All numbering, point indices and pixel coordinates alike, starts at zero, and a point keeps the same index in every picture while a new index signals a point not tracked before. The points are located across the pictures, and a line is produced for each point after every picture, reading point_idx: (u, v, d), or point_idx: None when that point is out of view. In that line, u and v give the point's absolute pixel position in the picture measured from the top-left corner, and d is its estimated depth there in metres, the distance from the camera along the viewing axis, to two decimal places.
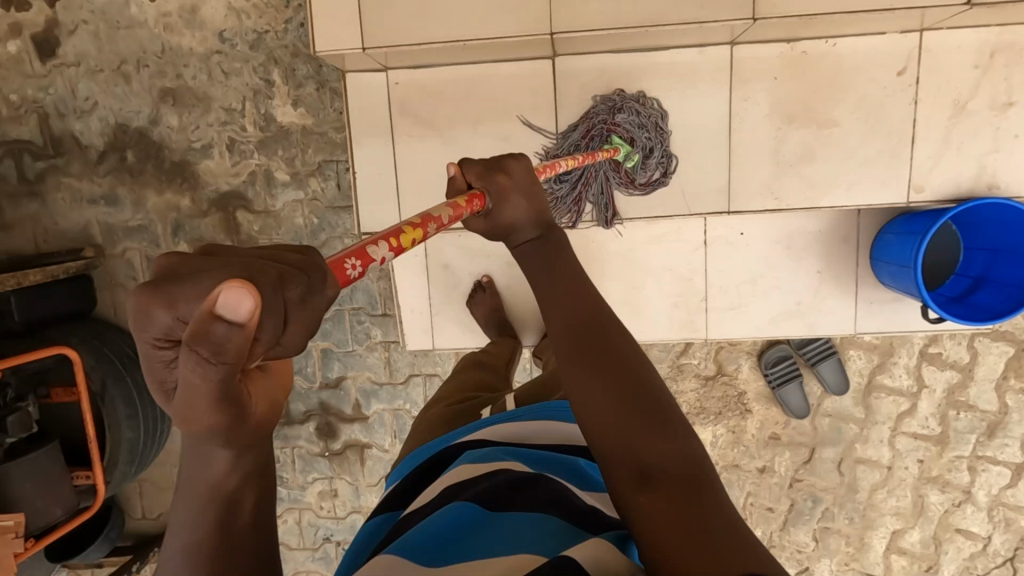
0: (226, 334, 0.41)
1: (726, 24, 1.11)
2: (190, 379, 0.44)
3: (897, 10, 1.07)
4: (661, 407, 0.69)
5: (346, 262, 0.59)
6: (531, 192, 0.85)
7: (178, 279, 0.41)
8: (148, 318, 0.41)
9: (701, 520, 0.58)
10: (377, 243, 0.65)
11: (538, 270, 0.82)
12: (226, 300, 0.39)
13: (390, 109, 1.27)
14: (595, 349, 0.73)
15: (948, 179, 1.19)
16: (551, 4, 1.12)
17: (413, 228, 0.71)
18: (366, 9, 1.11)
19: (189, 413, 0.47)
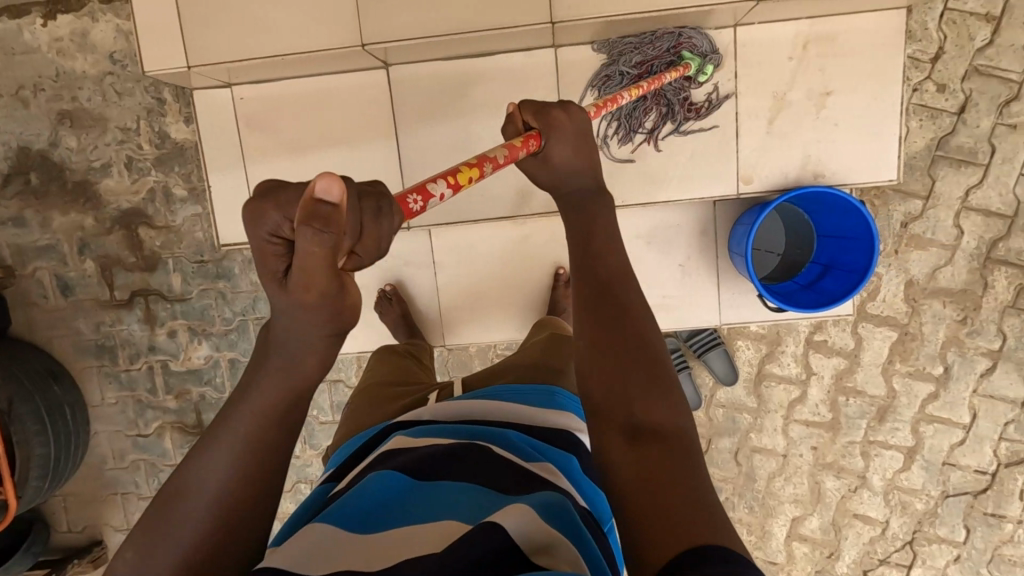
0: (328, 213, 0.54)
1: (528, 28, 1.14)
2: (305, 257, 0.56)
3: (688, 9, 1.10)
4: (661, 373, 0.71)
5: (408, 198, 0.68)
6: (582, 137, 0.88)
7: (286, 191, 0.60)
8: (264, 220, 0.59)
9: (682, 486, 0.60)
10: (435, 181, 0.72)
11: (575, 215, 0.86)
12: (320, 186, 0.54)
13: (237, 124, 1.30)
14: (611, 305, 0.76)
15: (774, 171, 1.23)
16: (361, 17, 1.15)
17: (470, 168, 0.76)
18: (191, 29, 1.15)
19: (309, 287, 0.60)
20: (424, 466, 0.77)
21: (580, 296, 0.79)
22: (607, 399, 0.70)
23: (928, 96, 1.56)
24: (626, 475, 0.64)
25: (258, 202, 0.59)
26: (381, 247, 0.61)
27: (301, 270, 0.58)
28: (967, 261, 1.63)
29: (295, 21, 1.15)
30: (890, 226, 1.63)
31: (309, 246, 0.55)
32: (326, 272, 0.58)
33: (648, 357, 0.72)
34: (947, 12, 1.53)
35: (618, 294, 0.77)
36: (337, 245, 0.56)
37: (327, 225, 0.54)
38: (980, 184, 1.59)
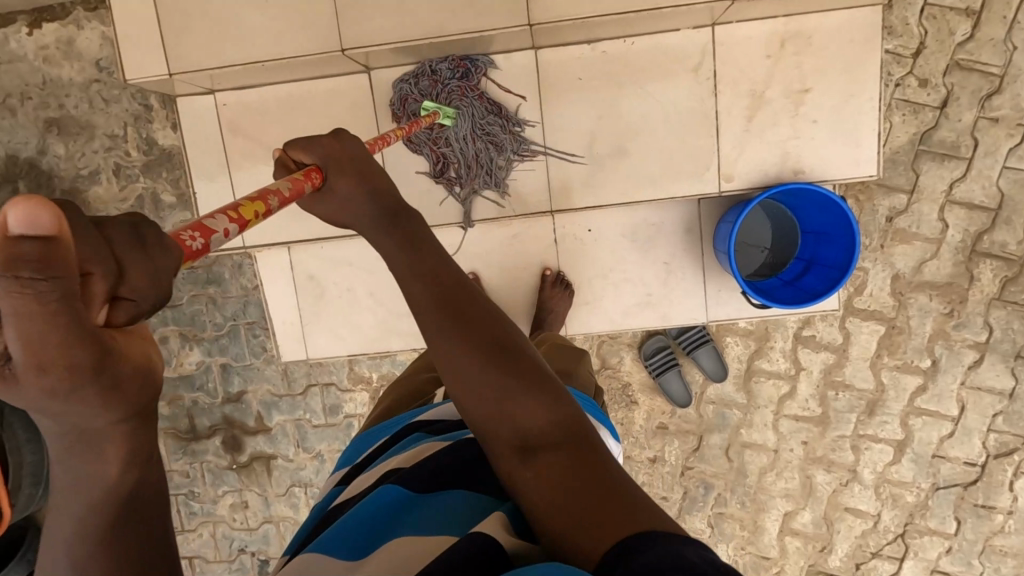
0: (42, 252, 0.37)
1: (506, 31, 1.14)
2: (22, 314, 0.37)
3: (664, 9, 1.11)
4: (529, 368, 0.70)
5: (184, 235, 0.58)
6: (359, 158, 0.81)
7: None
8: None
9: (593, 486, 0.61)
10: (215, 217, 0.64)
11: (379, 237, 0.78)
12: (20, 212, 0.36)
13: (220, 130, 1.31)
14: (458, 325, 0.71)
15: (754, 168, 1.23)
16: (340, 22, 1.15)
17: (252, 202, 0.70)
18: (172, 36, 1.16)
19: (45, 362, 0.39)
20: (421, 478, 0.71)
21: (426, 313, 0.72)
22: (492, 417, 0.68)
23: (910, 91, 1.58)
24: (537, 493, 0.63)
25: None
26: (160, 286, 0.47)
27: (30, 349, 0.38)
28: (952, 255, 1.64)
29: (276, 27, 1.16)
30: (875, 221, 1.64)
31: (19, 304, 0.36)
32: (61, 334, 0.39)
33: (517, 365, 0.69)
34: (927, 7, 1.54)
35: (463, 310, 0.72)
36: (72, 291, 0.38)
37: (47, 268, 0.37)
38: (964, 177, 1.60)
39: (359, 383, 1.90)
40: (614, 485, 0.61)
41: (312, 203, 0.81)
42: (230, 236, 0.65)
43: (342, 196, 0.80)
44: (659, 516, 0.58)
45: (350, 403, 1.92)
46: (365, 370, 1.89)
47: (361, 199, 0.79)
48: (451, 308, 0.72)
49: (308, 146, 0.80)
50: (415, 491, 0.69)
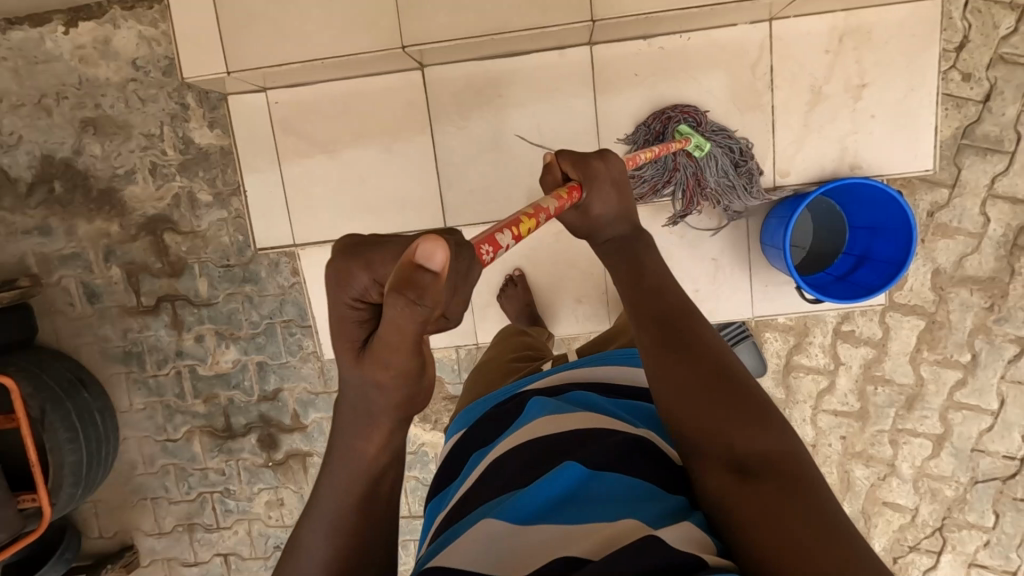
0: (422, 284, 0.55)
1: (567, 27, 1.13)
2: (399, 318, 0.57)
3: (728, 5, 1.09)
4: (750, 401, 0.75)
5: (482, 248, 0.69)
6: (620, 186, 0.95)
7: (372, 248, 0.62)
8: (353, 280, 0.62)
9: (799, 510, 0.63)
10: (502, 231, 0.74)
11: (625, 258, 0.93)
12: (424, 250, 0.54)
13: (272, 128, 1.31)
14: (675, 342, 0.81)
15: (811, 163, 1.23)
16: (399, 19, 1.14)
17: (528, 218, 0.79)
18: (230, 35, 1.15)
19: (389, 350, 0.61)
20: (590, 457, 0.79)
21: (654, 331, 0.84)
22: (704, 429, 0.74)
23: (953, 85, 1.57)
24: (744, 507, 0.66)
25: (347, 264, 0.62)
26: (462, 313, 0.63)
27: (386, 343, 0.61)
28: (994, 249, 1.64)
29: (332, 23, 1.15)
30: (916, 215, 1.64)
31: (399, 312, 0.56)
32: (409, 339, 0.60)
33: (728, 386, 0.76)
34: (972, 1, 1.54)
35: (681, 330, 0.83)
36: (428, 316, 0.57)
37: (421, 296, 0.55)
38: (1007, 172, 1.60)
39: None
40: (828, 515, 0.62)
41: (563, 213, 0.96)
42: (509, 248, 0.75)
43: (594, 215, 0.94)
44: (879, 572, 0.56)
45: None
46: None
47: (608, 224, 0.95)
48: (671, 327, 0.83)
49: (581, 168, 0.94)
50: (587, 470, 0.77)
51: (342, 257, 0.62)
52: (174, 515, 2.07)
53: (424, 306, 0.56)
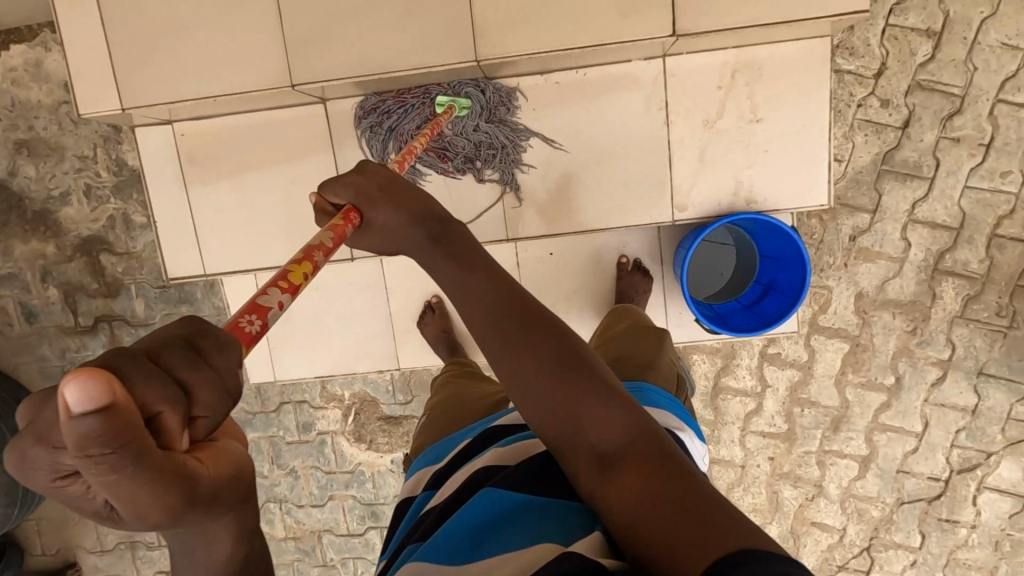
0: (108, 430, 0.42)
1: (452, 67, 1.14)
2: (105, 472, 0.44)
3: (608, 45, 1.11)
4: (598, 380, 0.75)
5: (242, 320, 0.65)
6: (390, 185, 0.91)
7: (39, 416, 0.45)
8: (31, 463, 0.45)
9: (677, 485, 0.67)
10: (268, 292, 0.71)
11: (442, 246, 0.86)
12: (75, 391, 0.41)
13: (179, 160, 1.31)
14: (529, 335, 0.78)
15: (708, 198, 1.24)
16: (286, 57, 1.15)
17: (300, 264, 0.78)
18: (127, 71, 1.17)
19: (136, 509, 0.47)
20: (511, 483, 0.78)
21: (498, 331, 0.79)
22: (563, 421, 0.74)
23: (872, 111, 1.58)
24: (618, 493, 0.69)
25: (17, 448, 0.45)
26: (225, 391, 0.52)
27: (124, 502, 0.46)
28: (915, 273, 1.65)
29: (228, 60, 1.16)
30: (839, 239, 1.65)
31: (106, 468, 0.43)
32: (150, 483, 0.46)
33: (577, 372, 0.76)
34: (889, 28, 1.54)
35: (532, 325, 0.78)
36: (141, 449, 0.44)
37: (117, 436, 0.42)
38: (926, 198, 1.61)
39: (331, 400, 1.91)
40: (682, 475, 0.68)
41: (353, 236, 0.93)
42: (285, 305, 0.73)
43: (382, 226, 0.90)
44: (731, 511, 0.63)
45: (323, 420, 1.93)
46: (337, 388, 1.90)
47: (400, 228, 0.88)
48: (523, 317, 0.79)
49: (356, 186, 0.90)
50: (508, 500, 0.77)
51: (9, 447, 0.45)
52: (116, 533, 2.08)
53: (131, 445, 0.44)
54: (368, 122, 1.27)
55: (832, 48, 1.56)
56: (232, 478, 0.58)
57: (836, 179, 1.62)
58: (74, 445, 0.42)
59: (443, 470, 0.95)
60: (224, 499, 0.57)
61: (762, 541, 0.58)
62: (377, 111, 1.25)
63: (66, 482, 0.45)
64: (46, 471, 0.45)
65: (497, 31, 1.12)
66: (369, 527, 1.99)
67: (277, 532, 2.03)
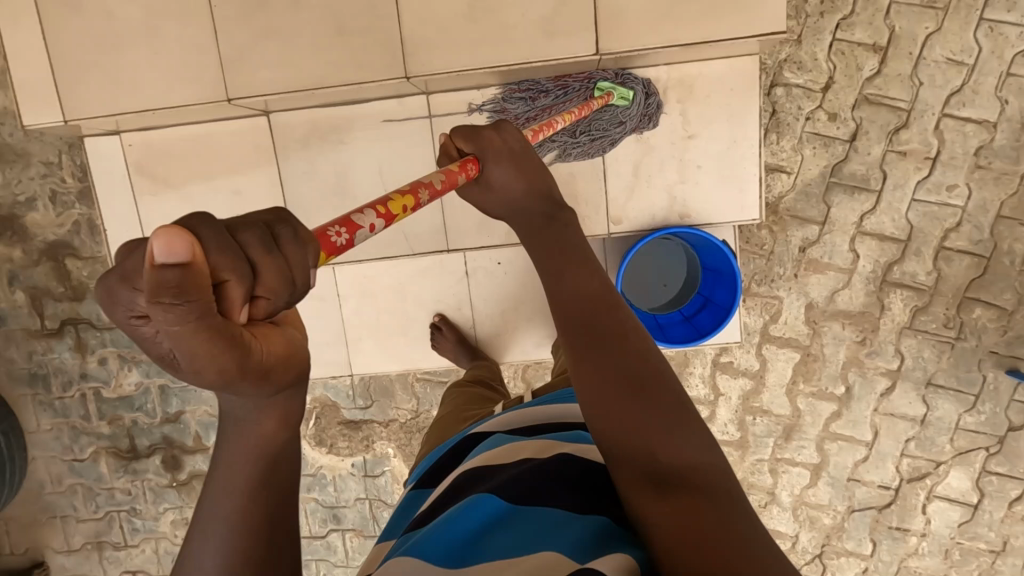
0: (177, 280, 0.43)
1: (385, 82, 1.23)
2: (171, 325, 0.45)
3: (536, 63, 1.19)
4: (670, 405, 0.70)
5: (330, 230, 0.64)
6: (519, 158, 0.94)
7: (128, 259, 0.47)
8: (114, 302, 0.47)
9: (719, 512, 0.59)
10: (364, 212, 0.69)
11: (549, 244, 0.91)
12: (162, 244, 0.43)
13: (127, 170, 1.35)
14: (600, 337, 0.77)
15: (642, 212, 1.31)
16: (224, 74, 1.23)
17: (405, 196, 0.75)
18: (88, 83, 1.24)
19: (194, 366, 0.48)
20: (511, 487, 0.70)
21: (573, 327, 0.80)
22: (619, 434, 0.68)
23: (820, 125, 1.60)
24: (659, 525, 0.59)
25: (103, 288, 0.47)
26: (290, 282, 0.53)
27: (183, 356, 0.47)
28: (864, 285, 1.67)
29: (184, 71, 1.23)
30: (788, 250, 1.67)
31: (172, 321, 0.45)
32: (207, 342, 0.47)
33: (648, 388, 0.71)
34: (836, 43, 1.56)
35: (610, 333, 0.78)
36: (205, 308, 0.46)
37: (184, 293, 0.44)
38: (874, 210, 1.63)
39: None
40: (741, 524, 0.58)
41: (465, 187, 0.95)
42: (375, 230, 0.71)
43: (501, 189, 0.94)
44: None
45: None
46: None
47: (522, 200, 0.94)
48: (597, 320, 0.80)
49: (475, 141, 0.93)
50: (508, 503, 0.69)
51: (99, 282, 0.48)
52: (82, 533, 2.11)
53: (197, 301, 0.45)
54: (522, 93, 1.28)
55: (780, 62, 1.58)
56: (286, 358, 0.59)
57: (785, 191, 1.64)
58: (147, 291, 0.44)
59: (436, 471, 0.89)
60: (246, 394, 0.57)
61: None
62: (534, 88, 1.27)
63: (138, 323, 0.47)
64: (120, 310, 0.47)
65: (430, 50, 1.21)
66: (330, 530, 2.01)
67: None
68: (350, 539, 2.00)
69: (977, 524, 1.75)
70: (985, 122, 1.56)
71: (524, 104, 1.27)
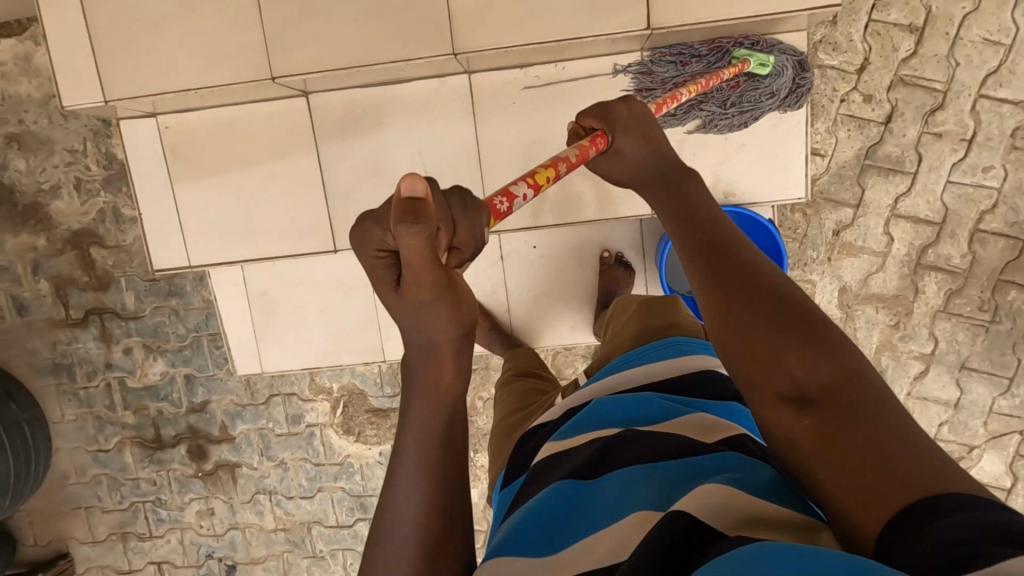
0: (416, 208, 0.63)
1: (430, 60, 1.22)
2: (409, 243, 0.63)
3: (583, 38, 1.19)
4: (810, 322, 0.65)
5: (495, 200, 0.81)
6: (645, 127, 0.96)
7: (381, 211, 0.70)
8: (370, 236, 0.69)
9: (877, 423, 0.55)
10: (518, 184, 0.85)
11: (665, 193, 0.89)
12: (409, 183, 0.64)
13: (164, 153, 1.35)
14: (725, 262, 0.75)
15: None
16: (267, 53, 1.22)
17: (547, 169, 0.88)
18: (130, 64, 1.24)
19: (421, 275, 0.67)
20: (580, 466, 0.72)
21: (695, 259, 0.78)
22: (751, 358, 0.66)
23: (855, 106, 1.59)
24: (805, 444, 0.59)
25: (363, 226, 0.70)
26: (473, 239, 0.73)
27: (413, 272, 0.67)
28: (898, 268, 1.66)
29: (225, 50, 1.22)
30: (822, 234, 1.66)
31: (410, 241, 0.63)
32: (428, 258, 0.66)
33: (783, 306, 0.67)
34: (872, 23, 1.55)
35: (734, 260, 0.75)
36: (430, 230, 0.64)
37: (420, 217, 0.63)
38: (909, 192, 1.62)
39: (320, 393, 1.93)
40: (904, 432, 0.54)
41: (592, 162, 1.00)
42: (526, 198, 0.86)
43: (626, 155, 0.96)
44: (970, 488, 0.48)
45: (312, 412, 1.94)
46: (326, 381, 1.91)
47: (643, 163, 0.94)
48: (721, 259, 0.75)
49: (603, 113, 0.97)
50: (583, 480, 0.70)
51: (359, 218, 0.70)
52: (107, 524, 2.10)
53: (428, 225, 0.64)
54: (671, 57, 1.27)
55: (815, 43, 1.57)
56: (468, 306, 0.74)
57: (819, 174, 1.63)
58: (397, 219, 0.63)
59: (509, 473, 0.90)
60: (428, 322, 0.74)
61: (976, 497, 0.47)
62: (685, 52, 1.26)
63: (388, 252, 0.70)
64: (376, 244, 0.70)
65: (474, 26, 1.20)
66: (358, 519, 2.00)
67: (267, 523, 2.05)
68: None
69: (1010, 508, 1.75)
70: (1022, 103, 1.55)
71: (671, 68, 1.26)
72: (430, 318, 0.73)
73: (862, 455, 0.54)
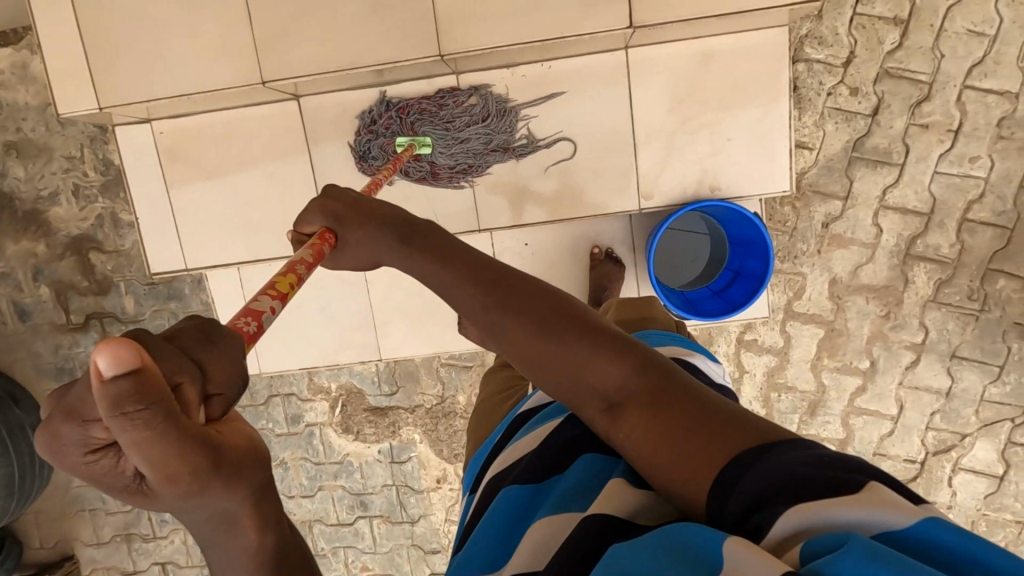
0: (134, 388, 0.39)
1: (418, 61, 1.24)
2: (138, 438, 0.40)
3: (568, 38, 1.21)
4: (595, 332, 0.69)
5: (239, 322, 0.62)
6: (359, 203, 0.87)
7: (73, 392, 0.43)
8: (65, 440, 0.42)
9: (677, 407, 0.62)
10: (258, 298, 0.68)
11: (415, 252, 0.80)
12: (103, 357, 0.38)
13: (159, 157, 1.37)
14: (504, 305, 0.72)
15: (672, 186, 1.36)
16: (259, 57, 1.24)
17: (284, 276, 0.75)
18: (124, 70, 1.26)
19: (167, 471, 0.43)
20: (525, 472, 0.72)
21: (478, 309, 0.73)
22: (566, 386, 0.69)
23: (842, 99, 1.60)
24: (637, 445, 0.63)
25: (49, 427, 0.43)
26: (237, 373, 0.50)
27: (153, 468, 0.42)
28: (888, 259, 1.67)
29: (217, 55, 1.25)
30: (812, 227, 1.68)
31: (136, 433, 0.40)
32: (178, 446, 0.42)
33: (571, 328, 0.69)
34: (857, 17, 1.56)
35: (512, 292, 0.73)
36: (164, 408, 0.41)
37: (144, 398, 0.40)
38: (897, 184, 1.63)
39: (318, 393, 1.94)
40: (700, 404, 0.62)
41: (331, 261, 0.89)
42: (277, 311, 0.69)
43: (355, 243, 0.86)
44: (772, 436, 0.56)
45: (311, 412, 1.96)
46: (324, 380, 1.93)
47: (377, 236, 0.83)
48: (500, 302, 0.72)
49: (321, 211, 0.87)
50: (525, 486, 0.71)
51: (36, 433, 0.43)
52: (112, 525, 2.13)
53: (162, 403, 0.41)
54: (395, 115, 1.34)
55: (801, 38, 1.58)
56: (255, 450, 0.51)
57: (807, 167, 1.65)
58: (104, 409, 0.39)
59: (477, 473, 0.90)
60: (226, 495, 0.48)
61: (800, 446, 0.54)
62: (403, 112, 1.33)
63: (103, 448, 0.43)
64: (74, 447, 0.43)
65: (460, 28, 1.22)
66: (358, 517, 2.02)
67: None
68: (378, 525, 2.02)
69: (1003, 495, 1.76)
70: (1007, 93, 1.56)
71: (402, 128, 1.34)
72: (210, 505, 0.48)
73: (685, 442, 0.59)
